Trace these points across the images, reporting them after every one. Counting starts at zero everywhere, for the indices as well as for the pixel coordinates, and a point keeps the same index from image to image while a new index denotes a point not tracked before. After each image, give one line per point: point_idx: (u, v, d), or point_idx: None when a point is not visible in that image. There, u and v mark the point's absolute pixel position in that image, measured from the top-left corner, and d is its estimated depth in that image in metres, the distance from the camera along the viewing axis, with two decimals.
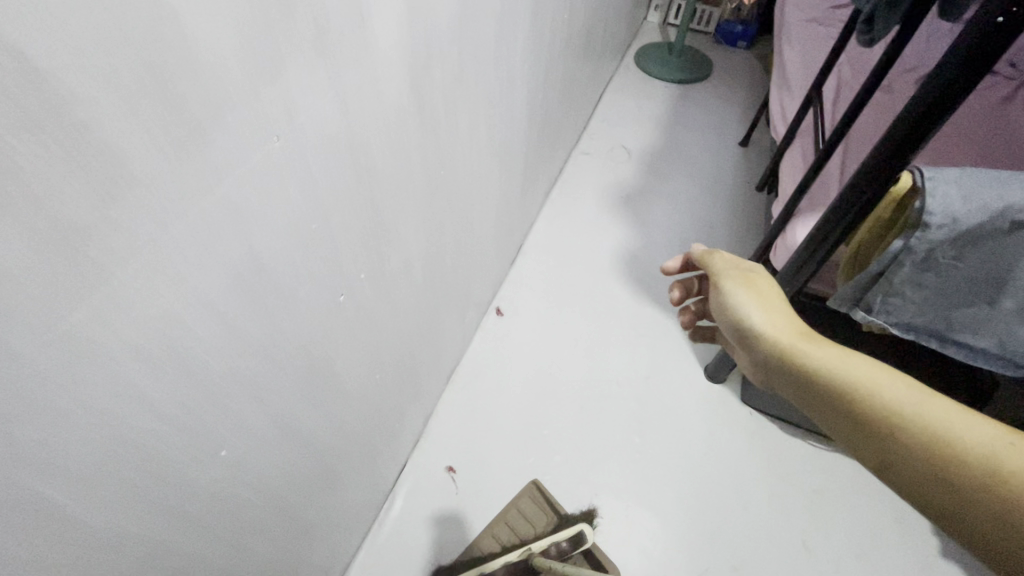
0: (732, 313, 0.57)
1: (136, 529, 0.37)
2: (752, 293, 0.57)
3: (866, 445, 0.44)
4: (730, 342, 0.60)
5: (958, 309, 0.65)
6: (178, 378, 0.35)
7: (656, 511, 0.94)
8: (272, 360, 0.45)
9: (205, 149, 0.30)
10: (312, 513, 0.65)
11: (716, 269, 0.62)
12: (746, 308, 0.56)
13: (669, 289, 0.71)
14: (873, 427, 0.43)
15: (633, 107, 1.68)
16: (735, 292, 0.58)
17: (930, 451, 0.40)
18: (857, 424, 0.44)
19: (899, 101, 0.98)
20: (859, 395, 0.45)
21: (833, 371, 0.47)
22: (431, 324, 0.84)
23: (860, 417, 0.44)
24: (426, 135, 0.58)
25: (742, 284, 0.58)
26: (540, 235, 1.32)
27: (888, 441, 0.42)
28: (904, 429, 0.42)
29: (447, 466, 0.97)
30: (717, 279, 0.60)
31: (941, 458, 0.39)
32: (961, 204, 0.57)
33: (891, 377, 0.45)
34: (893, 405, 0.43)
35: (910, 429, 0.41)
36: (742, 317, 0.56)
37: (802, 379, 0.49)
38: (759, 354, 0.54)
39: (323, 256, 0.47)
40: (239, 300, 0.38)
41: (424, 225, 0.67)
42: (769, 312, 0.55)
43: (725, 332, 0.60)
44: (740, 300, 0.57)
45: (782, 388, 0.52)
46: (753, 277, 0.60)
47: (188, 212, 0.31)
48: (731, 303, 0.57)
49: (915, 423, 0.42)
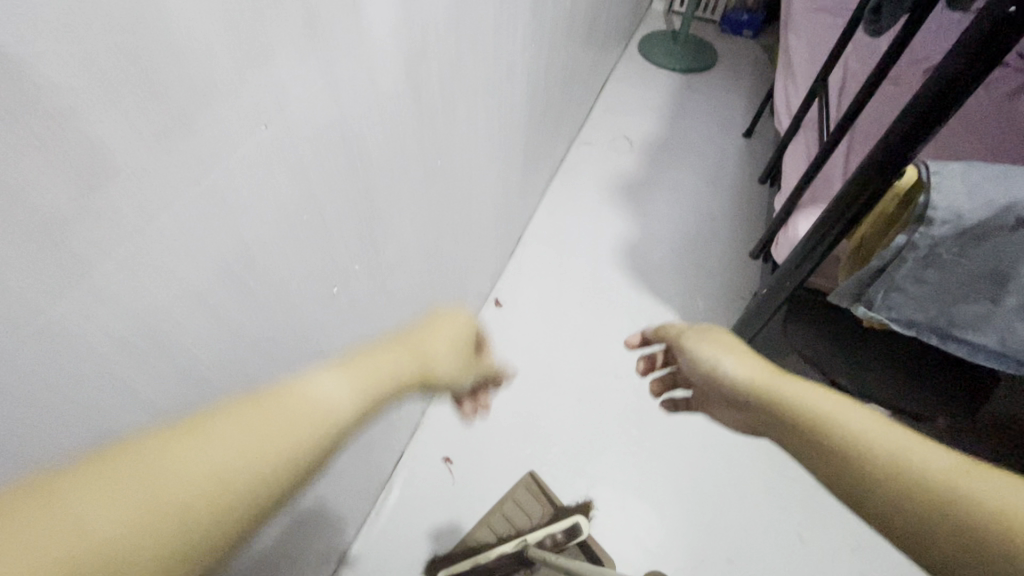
0: (702, 366, 0.57)
1: None
2: (716, 343, 0.56)
3: (849, 493, 0.41)
4: (711, 396, 0.59)
5: (959, 305, 0.64)
6: (165, 370, 0.35)
7: (652, 503, 0.94)
8: (264, 351, 0.45)
9: (190, 140, 0.29)
10: (307, 503, 0.65)
11: (674, 330, 0.63)
12: (714, 359, 0.55)
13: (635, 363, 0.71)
14: (851, 473, 0.41)
15: (635, 97, 1.66)
16: (698, 346, 0.58)
17: (904, 487, 0.38)
18: (833, 466, 0.42)
19: (906, 92, 0.97)
20: (831, 439, 0.42)
21: (805, 412, 0.45)
22: (428, 315, 0.83)
23: (836, 464, 0.41)
24: (422, 124, 0.57)
25: (701, 338, 0.58)
26: (540, 225, 1.31)
27: (864, 481, 0.40)
28: (882, 472, 0.39)
29: (444, 457, 0.97)
30: (678, 339, 0.61)
31: (917, 493, 0.37)
32: (966, 199, 0.57)
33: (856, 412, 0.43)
34: (861, 442, 0.41)
35: (887, 474, 0.39)
36: (713, 369, 0.55)
37: (781, 425, 0.47)
38: (740, 403, 0.53)
39: (316, 248, 0.46)
40: (231, 293, 0.38)
41: (421, 215, 0.66)
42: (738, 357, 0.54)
43: (702, 386, 0.59)
44: (704, 354, 0.57)
45: (767, 434, 0.50)
46: (711, 329, 0.60)
47: (175, 203, 0.30)
48: (700, 357, 0.57)
49: (886, 459, 0.39)
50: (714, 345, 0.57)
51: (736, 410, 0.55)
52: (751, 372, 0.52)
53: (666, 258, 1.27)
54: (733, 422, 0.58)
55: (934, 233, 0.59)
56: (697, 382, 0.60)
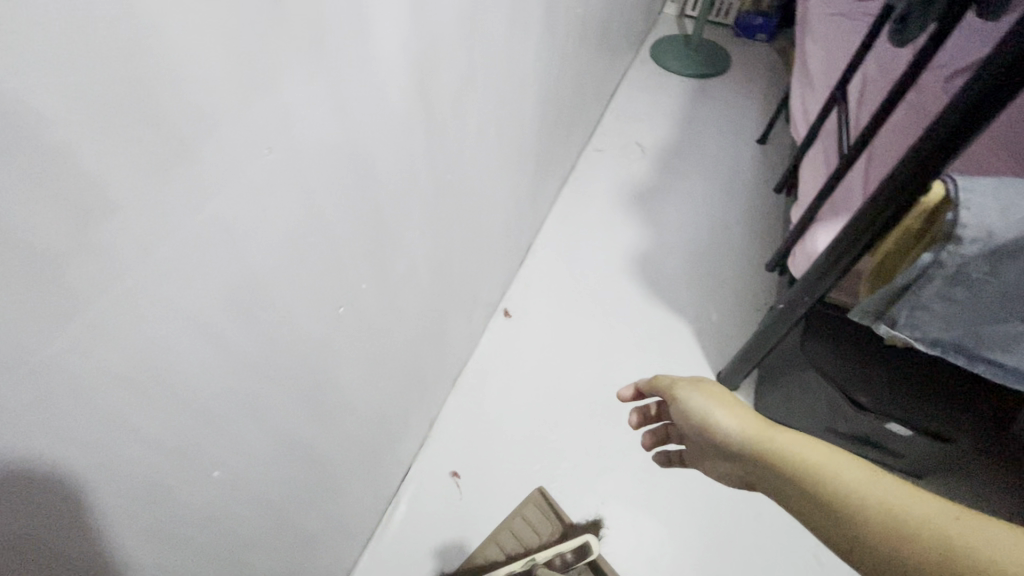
0: (699, 419, 0.60)
1: (128, 554, 0.36)
2: (711, 398, 0.60)
3: (831, 528, 0.45)
4: (703, 450, 0.62)
5: (989, 325, 0.62)
6: (168, 401, 0.34)
7: (665, 521, 0.92)
8: (269, 374, 0.44)
9: (192, 168, 0.28)
10: (314, 523, 0.64)
11: (668, 383, 0.66)
12: (710, 410, 0.59)
13: (629, 414, 0.75)
14: (848, 521, 0.43)
15: (648, 103, 1.64)
16: (694, 399, 0.61)
17: (886, 528, 0.41)
18: (823, 509, 0.45)
19: (930, 101, 0.94)
20: (821, 485, 0.46)
21: (797, 460, 0.49)
22: (437, 327, 0.82)
23: (815, 495, 0.46)
24: (432, 138, 0.56)
25: (697, 390, 0.62)
26: (551, 233, 1.30)
27: (848, 523, 0.43)
28: (877, 521, 0.42)
29: (452, 471, 0.96)
30: (673, 391, 0.64)
31: (898, 532, 0.41)
32: (998, 217, 0.54)
33: (842, 461, 0.47)
34: (844, 486, 0.45)
35: (872, 514, 0.42)
36: (709, 421, 0.59)
37: (771, 471, 0.51)
38: (733, 455, 0.56)
39: (324, 270, 0.45)
40: (235, 320, 0.37)
41: (430, 229, 0.65)
42: (733, 412, 0.58)
43: (697, 439, 0.62)
44: (702, 406, 0.60)
45: (758, 482, 0.54)
46: (706, 383, 0.64)
47: (177, 233, 0.29)
48: (697, 411, 0.61)
49: (866, 501, 0.43)
50: (710, 397, 0.61)
51: (729, 463, 0.58)
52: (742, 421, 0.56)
53: (679, 267, 1.25)
54: (729, 477, 0.60)
55: (964, 252, 0.57)
56: (691, 435, 0.63)
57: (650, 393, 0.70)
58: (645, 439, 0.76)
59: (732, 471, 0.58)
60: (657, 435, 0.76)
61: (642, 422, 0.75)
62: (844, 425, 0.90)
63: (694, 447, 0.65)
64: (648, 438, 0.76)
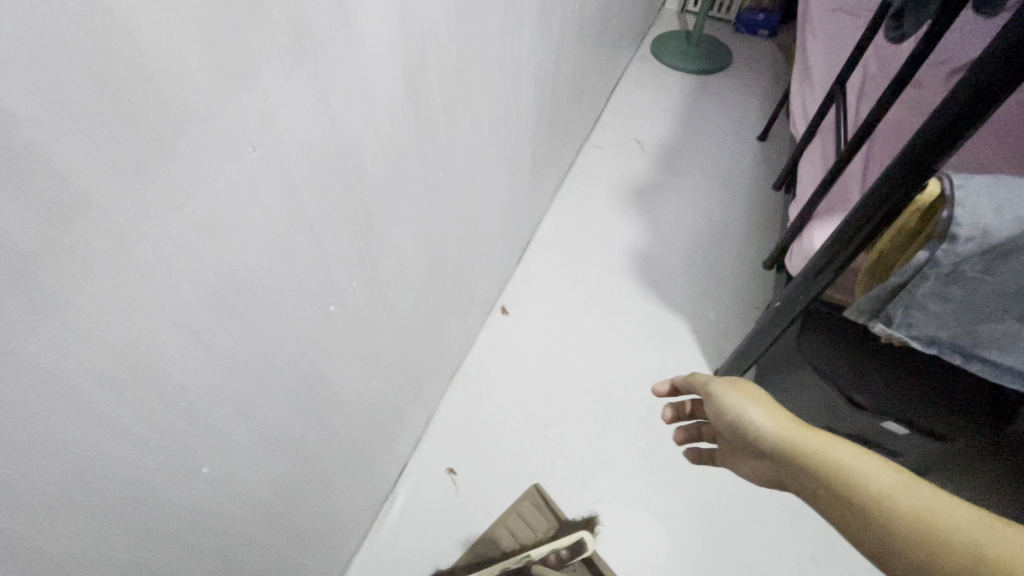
0: (733, 418, 0.60)
1: (114, 552, 0.36)
2: (748, 397, 0.60)
3: (864, 536, 0.44)
4: (736, 447, 0.62)
5: (984, 324, 0.61)
6: (149, 400, 0.34)
7: (660, 519, 0.92)
8: (257, 373, 0.44)
9: (170, 166, 0.28)
10: (307, 520, 0.65)
11: (703, 380, 0.66)
12: (743, 407, 0.59)
13: (664, 408, 0.75)
14: (878, 525, 0.43)
15: (647, 99, 1.63)
16: (729, 396, 0.61)
17: (919, 534, 0.41)
18: (854, 510, 0.45)
19: (929, 97, 0.93)
20: (854, 488, 0.46)
21: (827, 459, 0.49)
22: (432, 325, 0.82)
23: (849, 501, 0.46)
24: (423, 135, 0.56)
25: (732, 387, 0.62)
26: (549, 231, 1.29)
27: (879, 526, 0.43)
28: (907, 527, 0.42)
29: (448, 468, 0.96)
30: (707, 387, 0.64)
31: (931, 539, 0.40)
32: (992, 214, 0.54)
33: (877, 464, 0.47)
34: (879, 489, 0.45)
35: (905, 519, 0.42)
36: (743, 420, 0.58)
37: (802, 472, 0.51)
38: (764, 453, 0.56)
39: (312, 268, 0.45)
40: (220, 319, 0.37)
41: (423, 227, 0.65)
42: (771, 412, 0.57)
43: (729, 436, 0.62)
44: (736, 402, 0.60)
45: (788, 484, 0.53)
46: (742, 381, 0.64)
47: (156, 232, 0.29)
48: (731, 408, 0.60)
49: (901, 506, 0.43)
50: (744, 394, 0.60)
51: (759, 463, 0.58)
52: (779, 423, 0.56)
53: (677, 265, 1.25)
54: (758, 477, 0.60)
55: (958, 250, 0.57)
56: (725, 432, 0.63)
57: (684, 389, 0.70)
58: (677, 435, 0.76)
59: (764, 472, 0.58)
60: (691, 431, 0.75)
61: (677, 418, 0.75)
62: (843, 424, 0.91)
63: (727, 444, 0.65)
64: (681, 433, 0.76)
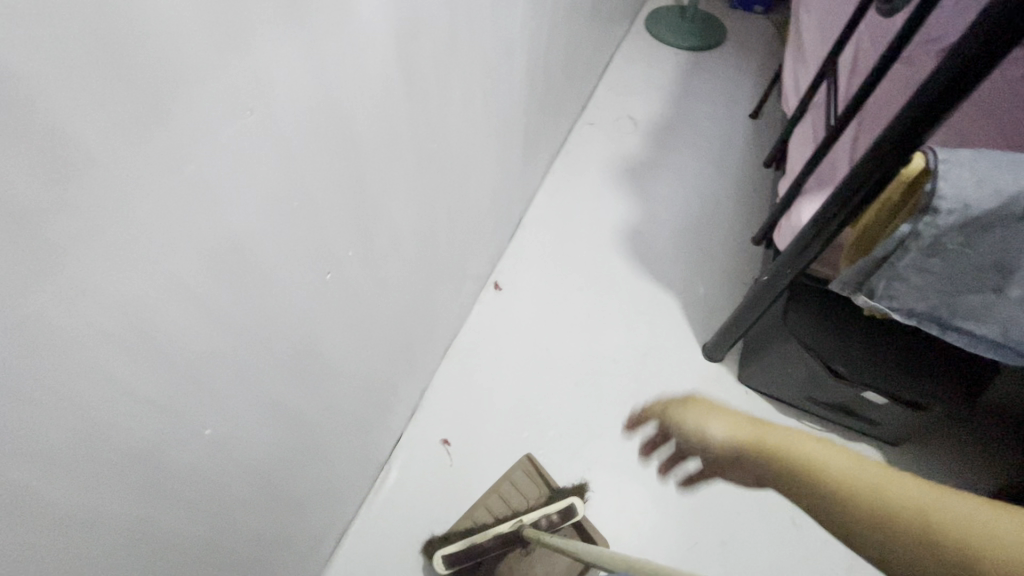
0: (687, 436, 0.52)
1: (121, 508, 0.38)
2: (693, 408, 0.52)
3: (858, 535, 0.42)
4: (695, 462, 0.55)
5: (963, 295, 0.63)
6: (151, 361, 0.35)
7: (648, 487, 0.95)
8: (255, 338, 0.44)
9: (169, 127, 0.29)
10: (304, 486, 0.66)
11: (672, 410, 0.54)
12: (703, 425, 0.51)
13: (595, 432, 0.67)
14: (864, 523, 0.42)
15: (642, 75, 1.61)
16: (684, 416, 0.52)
17: (901, 523, 0.40)
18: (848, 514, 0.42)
19: (918, 75, 0.94)
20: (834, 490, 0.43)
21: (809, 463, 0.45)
22: (425, 298, 0.83)
23: (832, 503, 0.43)
24: (416, 108, 0.56)
25: (680, 401, 0.54)
26: (541, 207, 1.30)
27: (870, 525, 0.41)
28: (885, 517, 0.41)
29: (441, 439, 0.98)
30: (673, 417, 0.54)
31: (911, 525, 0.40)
32: (973, 188, 0.56)
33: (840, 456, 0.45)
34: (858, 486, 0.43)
35: (884, 511, 0.41)
36: (700, 435, 0.51)
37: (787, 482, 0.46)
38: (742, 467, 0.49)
39: (307, 237, 0.46)
40: (219, 282, 0.38)
41: (416, 200, 0.65)
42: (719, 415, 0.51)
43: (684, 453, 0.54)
44: (692, 419, 0.52)
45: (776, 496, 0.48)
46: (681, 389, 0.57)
47: (157, 193, 0.30)
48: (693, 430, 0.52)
49: (878, 498, 0.42)
50: (696, 407, 0.52)
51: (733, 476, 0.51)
52: (732, 423, 0.50)
53: (668, 242, 1.26)
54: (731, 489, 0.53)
55: (940, 223, 0.58)
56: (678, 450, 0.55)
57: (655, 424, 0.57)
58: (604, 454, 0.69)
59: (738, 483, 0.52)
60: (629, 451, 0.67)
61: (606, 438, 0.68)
62: (824, 396, 0.94)
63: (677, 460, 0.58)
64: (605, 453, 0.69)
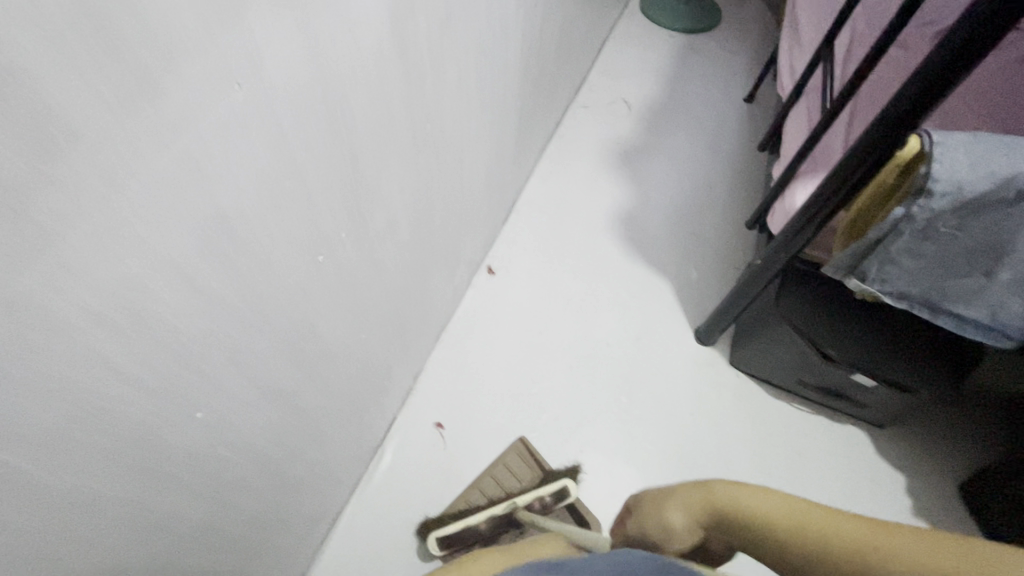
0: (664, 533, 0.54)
1: (115, 490, 0.37)
2: (646, 507, 0.56)
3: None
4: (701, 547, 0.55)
5: (953, 278, 0.65)
6: (141, 343, 0.34)
7: (641, 469, 0.97)
8: (248, 320, 0.44)
9: (158, 102, 0.28)
10: (298, 469, 0.66)
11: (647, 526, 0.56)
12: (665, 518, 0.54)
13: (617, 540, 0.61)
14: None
15: (637, 57, 1.59)
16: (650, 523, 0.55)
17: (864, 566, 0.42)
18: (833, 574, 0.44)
19: (914, 58, 0.94)
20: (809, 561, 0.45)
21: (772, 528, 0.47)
22: (419, 281, 0.82)
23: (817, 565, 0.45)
24: (410, 87, 0.55)
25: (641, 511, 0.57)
26: (535, 191, 1.29)
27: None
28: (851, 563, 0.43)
29: (435, 423, 0.98)
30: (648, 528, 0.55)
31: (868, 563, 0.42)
32: (968, 170, 0.56)
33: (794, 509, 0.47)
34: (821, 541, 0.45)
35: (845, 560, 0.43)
36: (669, 527, 0.53)
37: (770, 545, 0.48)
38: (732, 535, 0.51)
39: (299, 218, 0.45)
40: (211, 263, 0.37)
41: (410, 182, 0.64)
42: (671, 503, 0.54)
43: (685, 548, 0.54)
44: (648, 512, 0.56)
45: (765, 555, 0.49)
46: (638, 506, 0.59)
47: (146, 170, 0.29)
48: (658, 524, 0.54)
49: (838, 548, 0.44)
50: (648, 506, 0.56)
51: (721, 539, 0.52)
52: (686, 505, 0.53)
53: (662, 226, 1.26)
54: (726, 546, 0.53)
55: (934, 205, 0.59)
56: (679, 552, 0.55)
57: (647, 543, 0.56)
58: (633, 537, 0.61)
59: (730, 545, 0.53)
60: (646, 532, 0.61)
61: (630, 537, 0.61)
62: (814, 378, 0.95)
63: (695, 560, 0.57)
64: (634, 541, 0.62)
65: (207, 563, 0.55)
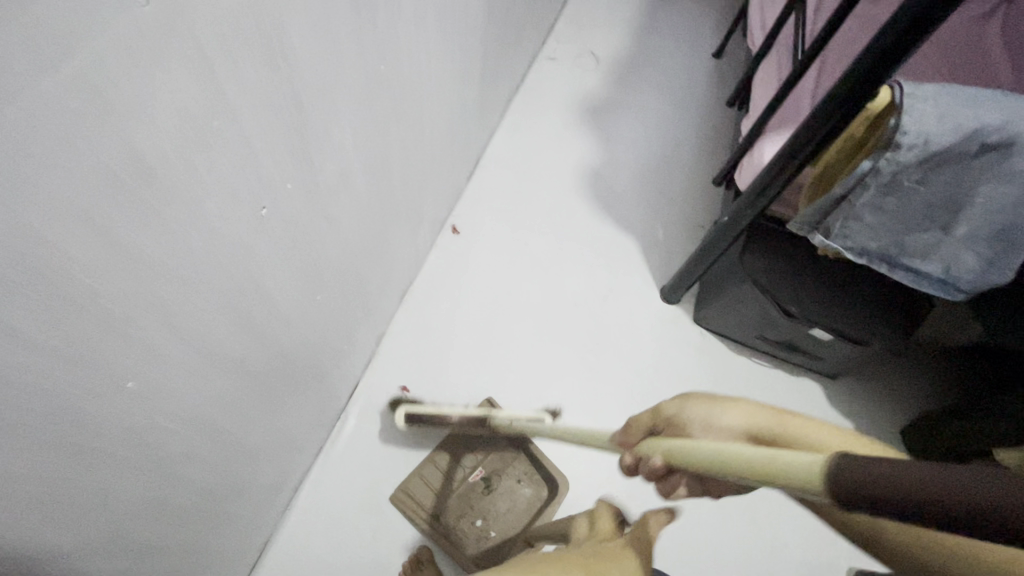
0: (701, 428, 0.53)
1: (38, 471, 0.34)
2: (703, 401, 0.54)
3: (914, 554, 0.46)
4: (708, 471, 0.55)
5: (912, 233, 0.66)
6: (49, 307, 0.30)
7: (606, 424, 0.99)
8: (183, 279, 0.40)
9: (37, 14, 0.22)
10: (255, 435, 0.64)
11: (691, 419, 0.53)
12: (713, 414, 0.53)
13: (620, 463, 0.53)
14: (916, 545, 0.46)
15: (605, 5, 1.52)
16: (696, 411, 0.53)
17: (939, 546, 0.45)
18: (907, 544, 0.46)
19: (882, 12, 0.93)
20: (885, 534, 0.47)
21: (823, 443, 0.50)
22: (378, 239, 0.78)
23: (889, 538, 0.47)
24: (359, 18, 0.49)
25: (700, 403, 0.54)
26: (500, 146, 1.24)
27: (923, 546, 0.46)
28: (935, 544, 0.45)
29: (400, 386, 0.96)
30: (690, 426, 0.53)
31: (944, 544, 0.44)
32: (936, 123, 0.55)
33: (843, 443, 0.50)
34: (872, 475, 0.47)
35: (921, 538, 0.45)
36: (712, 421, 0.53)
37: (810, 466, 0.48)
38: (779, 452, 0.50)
39: (235, 166, 0.40)
40: (132, 216, 0.32)
41: (364, 130, 0.59)
42: (729, 405, 0.53)
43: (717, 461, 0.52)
44: (704, 408, 0.54)
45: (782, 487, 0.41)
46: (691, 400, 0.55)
47: (35, 100, 0.24)
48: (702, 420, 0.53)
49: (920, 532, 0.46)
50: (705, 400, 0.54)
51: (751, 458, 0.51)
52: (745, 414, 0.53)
53: (630, 184, 1.24)
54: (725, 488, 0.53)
55: (900, 159, 0.58)
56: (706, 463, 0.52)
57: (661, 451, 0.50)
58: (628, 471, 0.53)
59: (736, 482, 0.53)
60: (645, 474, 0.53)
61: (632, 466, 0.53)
62: (773, 333, 0.98)
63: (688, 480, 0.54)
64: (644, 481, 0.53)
65: (160, 534, 0.52)
